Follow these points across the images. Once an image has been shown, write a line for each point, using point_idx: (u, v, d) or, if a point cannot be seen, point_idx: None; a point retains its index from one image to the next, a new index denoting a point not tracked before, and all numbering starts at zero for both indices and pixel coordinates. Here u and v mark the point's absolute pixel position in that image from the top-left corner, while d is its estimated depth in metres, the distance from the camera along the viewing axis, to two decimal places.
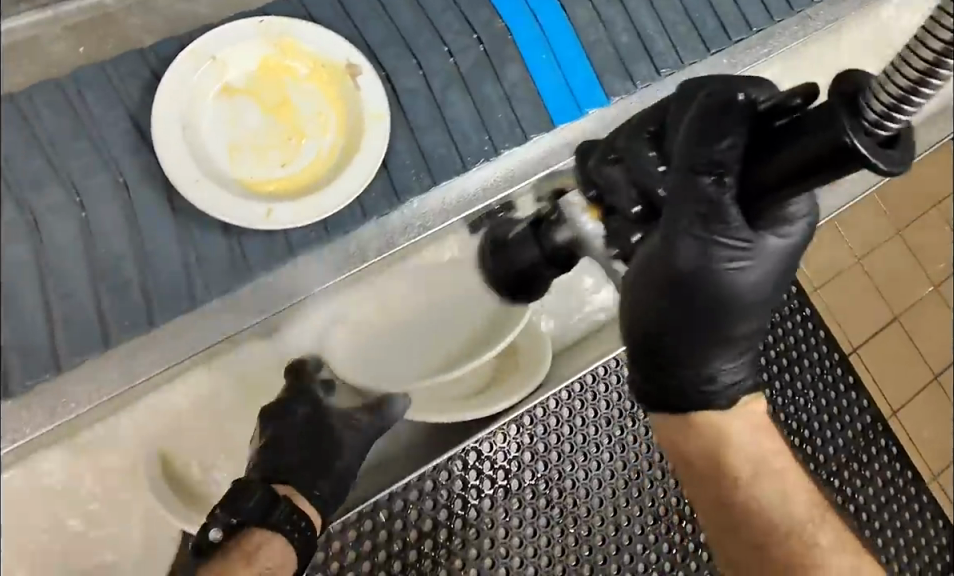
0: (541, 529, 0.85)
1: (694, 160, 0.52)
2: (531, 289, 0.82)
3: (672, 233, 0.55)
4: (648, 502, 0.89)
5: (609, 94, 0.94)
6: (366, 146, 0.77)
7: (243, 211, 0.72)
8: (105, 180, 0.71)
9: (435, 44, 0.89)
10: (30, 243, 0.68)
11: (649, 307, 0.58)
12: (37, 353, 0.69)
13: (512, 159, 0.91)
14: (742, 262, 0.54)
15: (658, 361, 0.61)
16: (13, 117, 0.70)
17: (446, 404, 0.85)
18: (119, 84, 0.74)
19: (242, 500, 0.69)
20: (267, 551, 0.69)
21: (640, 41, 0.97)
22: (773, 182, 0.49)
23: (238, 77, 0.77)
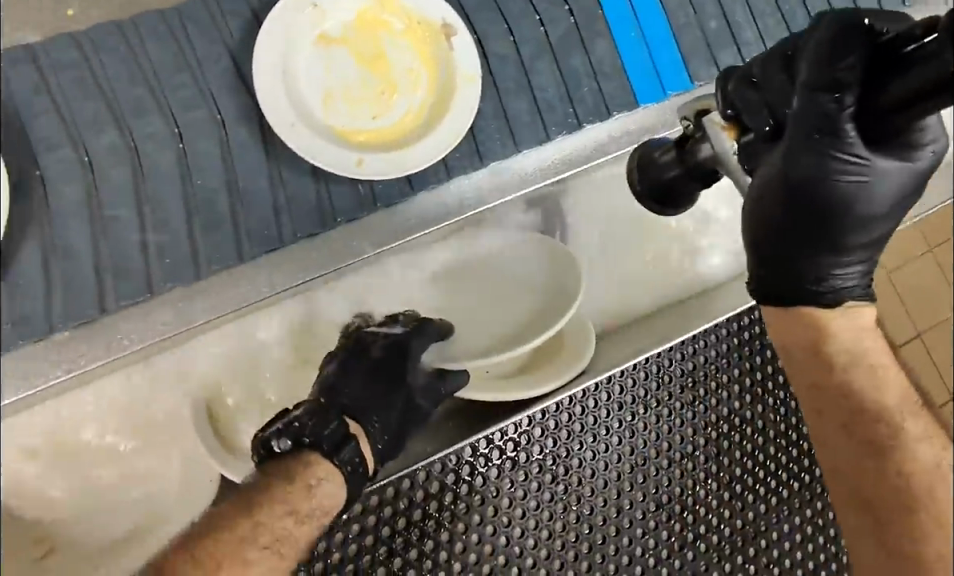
0: (545, 503, 0.79)
1: (815, 80, 0.51)
2: (677, 202, 0.79)
3: (790, 145, 0.55)
4: (653, 490, 0.82)
5: (694, 78, 0.94)
6: (456, 106, 0.77)
7: (335, 157, 0.73)
8: (203, 114, 0.73)
9: (528, 12, 0.89)
10: (131, 169, 0.70)
11: (767, 210, 0.58)
12: (131, 276, 0.70)
13: (572, 142, 0.90)
14: (858, 179, 0.53)
15: (772, 262, 0.60)
16: (121, 48, 0.71)
17: (485, 383, 0.78)
18: (221, 22, 0.74)
19: (319, 427, 0.67)
20: (326, 488, 0.65)
21: (728, 27, 0.96)
22: (889, 105, 0.48)
23: (335, 26, 0.77)
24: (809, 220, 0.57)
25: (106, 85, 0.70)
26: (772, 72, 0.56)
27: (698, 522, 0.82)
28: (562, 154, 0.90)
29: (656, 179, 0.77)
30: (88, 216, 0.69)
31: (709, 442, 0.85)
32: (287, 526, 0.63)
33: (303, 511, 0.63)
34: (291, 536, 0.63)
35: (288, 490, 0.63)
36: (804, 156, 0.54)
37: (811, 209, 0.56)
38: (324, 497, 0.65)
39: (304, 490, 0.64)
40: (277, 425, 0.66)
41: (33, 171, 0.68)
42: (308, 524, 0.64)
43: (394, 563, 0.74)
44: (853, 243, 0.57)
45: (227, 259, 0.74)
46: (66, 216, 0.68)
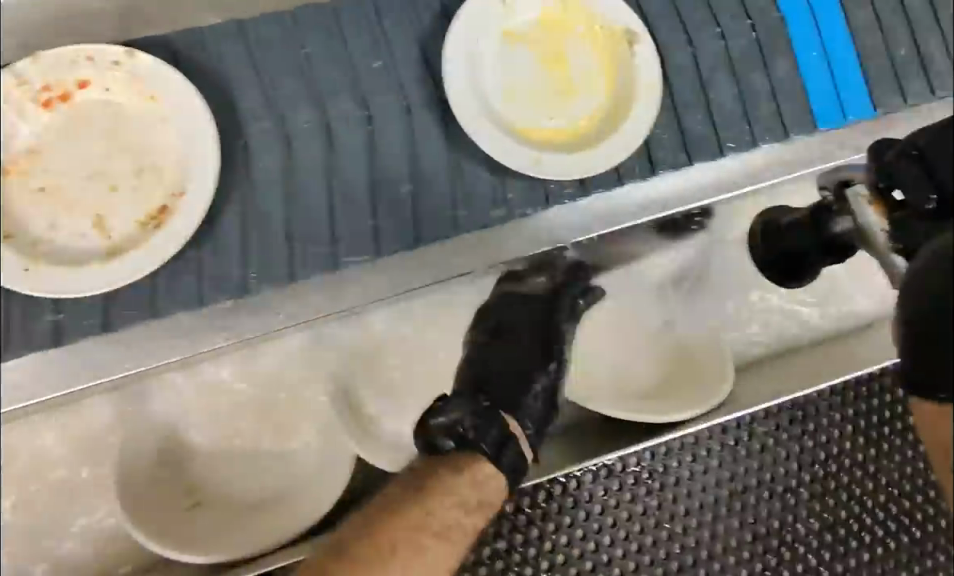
0: (636, 516, 0.76)
1: None
2: (801, 273, 0.81)
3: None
4: (750, 520, 0.77)
5: (878, 106, 0.90)
6: (633, 112, 0.78)
7: (513, 153, 0.75)
8: (392, 99, 0.76)
9: (710, 26, 0.88)
10: (324, 147, 0.75)
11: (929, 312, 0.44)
12: (317, 248, 0.74)
13: (721, 167, 0.88)
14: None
15: (932, 351, 0.45)
16: (326, 32, 0.76)
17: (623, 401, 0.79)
18: (418, 14, 0.78)
19: (489, 426, 0.66)
20: (492, 485, 0.65)
21: (919, 56, 0.92)
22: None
23: (521, 25, 0.79)
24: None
25: (307, 66, 0.75)
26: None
27: (793, 561, 0.76)
28: (731, 176, 0.88)
29: (790, 248, 0.79)
30: (282, 187, 0.74)
31: (815, 480, 0.78)
32: (457, 516, 0.63)
33: (472, 502, 0.63)
34: (459, 526, 0.63)
35: (458, 489, 0.63)
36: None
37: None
38: (491, 492, 0.65)
39: (472, 485, 0.64)
40: (438, 428, 0.65)
41: (238, 140, 0.73)
42: (475, 515, 0.64)
43: (484, 552, 0.74)
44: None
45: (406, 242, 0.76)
46: (264, 186, 0.74)
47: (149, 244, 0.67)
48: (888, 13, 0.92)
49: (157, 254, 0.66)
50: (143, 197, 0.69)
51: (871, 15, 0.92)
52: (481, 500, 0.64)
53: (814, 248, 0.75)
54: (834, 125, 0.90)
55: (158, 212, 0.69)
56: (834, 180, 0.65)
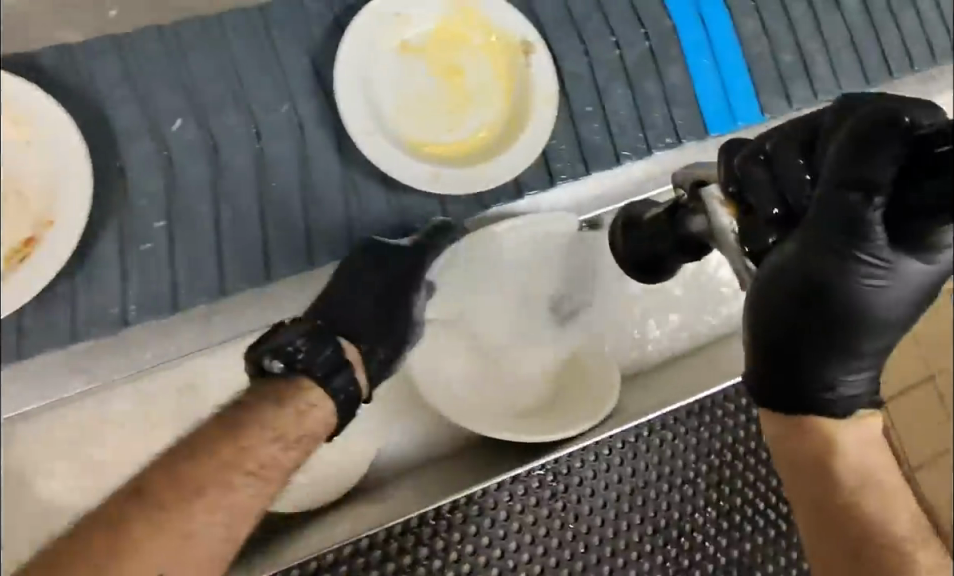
0: (541, 519, 0.72)
1: (844, 177, 0.47)
2: (659, 272, 0.75)
3: (811, 242, 0.49)
4: (651, 513, 0.74)
5: (764, 110, 0.92)
6: (530, 126, 0.77)
7: (410, 170, 0.73)
8: (284, 115, 0.72)
9: (605, 34, 0.88)
10: (210, 165, 0.70)
11: (780, 315, 0.52)
12: (204, 274, 0.70)
13: (604, 177, 0.89)
14: (877, 281, 0.49)
15: (778, 363, 0.53)
16: (206, 43, 0.71)
17: (495, 415, 0.78)
18: (307, 25, 0.73)
19: (319, 349, 0.66)
20: (318, 414, 0.65)
21: (802, 63, 0.94)
22: (926, 206, 0.44)
23: (416, 37, 0.76)
24: (831, 321, 0.51)
25: (189, 80, 0.70)
26: (786, 151, 0.52)
27: (694, 551, 0.74)
28: (629, 182, 0.90)
29: (644, 249, 0.73)
30: (164, 209, 0.69)
31: (712, 469, 0.77)
32: (275, 453, 0.62)
33: (292, 436, 0.63)
34: (276, 462, 0.62)
35: (280, 416, 0.63)
36: (828, 258, 0.49)
37: (830, 306, 0.50)
38: (316, 423, 0.65)
39: (297, 416, 0.63)
40: (271, 343, 0.65)
41: (115, 162, 0.68)
42: (297, 449, 0.64)
43: (387, 569, 0.69)
44: (869, 349, 0.52)
45: (300, 262, 0.73)
46: (143, 209, 0.69)
47: (18, 280, 0.62)
48: (773, 20, 0.94)
49: (27, 289, 0.62)
50: (8, 227, 0.63)
51: (758, 22, 0.93)
52: (305, 433, 0.64)
53: (668, 248, 0.70)
54: (722, 134, 0.91)
55: (26, 244, 0.63)
56: (691, 179, 0.62)
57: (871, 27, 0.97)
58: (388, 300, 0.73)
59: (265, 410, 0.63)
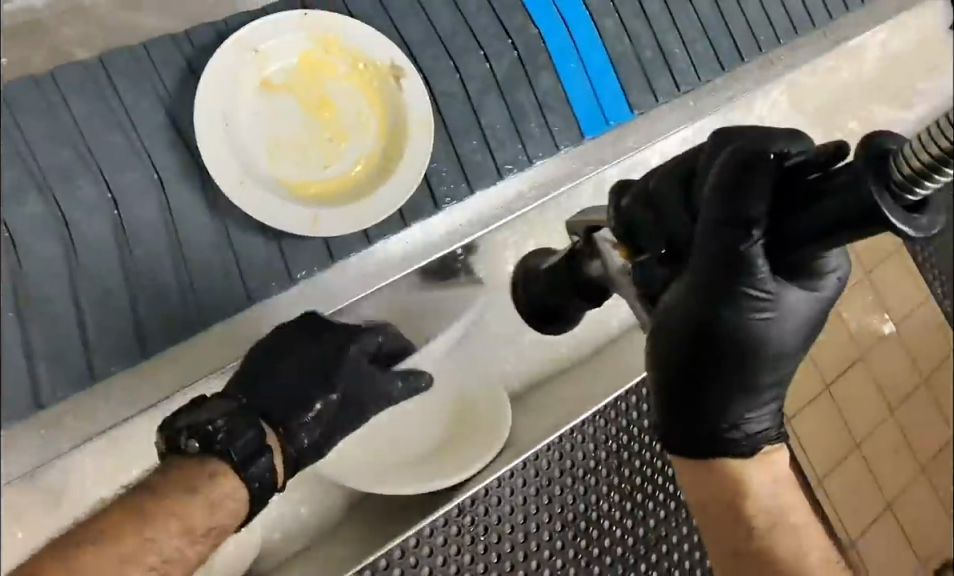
0: (452, 538, 0.75)
1: (721, 212, 0.48)
2: (561, 319, 0.83)
3: (701, 284, 0.51)
4: (558, 510, 0.80)
5: (633, 107, 0.92)
6: (408, 153, 0.72)
7: (288, 215, 0.67)
8: (142, 176, 0.64)
9: (472, 48, 0.85)
10: (60, 240, 0.61)
11: (676, 358, 0.54)
12: (71, 362, 0.61)
13: (487, 197, 0.84)
14: (766, 316, 0.51)
15: (682, 404, 0.56)
16: (37, 101, 0.62)
17: (410, 475, 0.78)
18: (152, 70, 0.66)
19: (239, 428, 0.59)
20: (227, 504, 0.58)
21: (662, 57, 0.94)
22: (804, 234, 0.46)
23: (278, 72, 0.71)
24: (725, 360, 0.53)
25: (26, 149, 0.61)
26: (666, 189, 0.54)
27: (601, 536, 0.81)
28: (504, 201, 0.85)
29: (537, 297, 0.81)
30: (14, 301, 0.59)
31: (610, 455, 0.84)
32: (178, 547, 0.56)
33: (197, 530, 0.57)
34: (181, 557, 0.56)
35: (188, 505, 0.56)
36: (718, 300, 0.50)
37: (723, 345, 0.52)
38: (225, 515, 0.58)
39: (205, 509, 0.57)
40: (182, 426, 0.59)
41: None
42: (199, 545, 0.57)
43: None
44: (766, 381, 0.55)
45: (181, 334, 0.65)
46: None
47: None
48: (632, 18, 0.92)
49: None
50: None
51: (618, 21, 0.91)
52: (213, 525, 0.58)
53: (561, 300, 0.79)
54: (597, 137, 0.90)
55: None
56: (583, 225, 0.68)
57: (722, 15, 0.98)
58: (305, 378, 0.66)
59: (170, 499, 0.56)
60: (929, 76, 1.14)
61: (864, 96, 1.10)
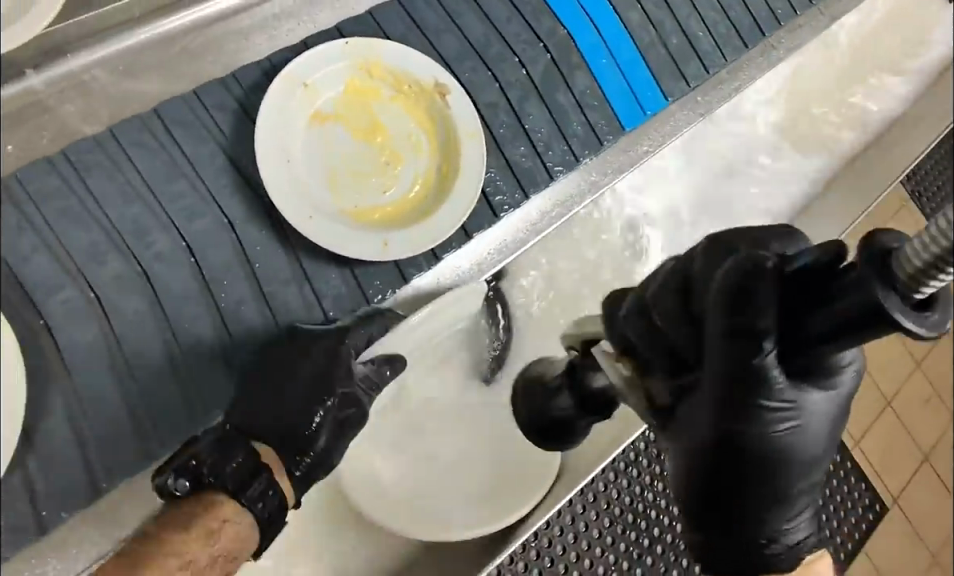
0: (519, 554, 0.76)
1: (730, 323, 0.44)
2: (566, 438, 0.70)
3: (714, 404, 0.47)
4: (605, 506, 0.82)
5: (667, 95, 0.91)
6: (465, 167, 0.72)
7: (358, 242, 0.66)
8: (212, 221, 0.63)
9: (506, 56, 0.84)
10: (145, 295, 0.60)
11: (702, 471, 0.49)
12: (174, 414, 0.61)
13: (513, 219, 0.81)
14: (789, 420, 0.47)
15: (716, 521, 0.50)
16: (103, 162, 0.62)
17: (449, 519, 0.75)
18: (207, 119, 0.66)
19: (223, 467, 0.58)
20: (230, 531, 0.57)
21: (688, 42, 0.93)
22: (819, 340, 0.43)
23: (327, 103, 0.70)
24: (750, 473, 0.48)
25: (98, 209, 0.60)
26: (662, 299, 0.50)
27: (650, 526, 0.84)
28: (529, 222, 0.82)
29: (542, 411, 0.69)
30: (109, 359, 0.58)
31: (649, 445, 0.86)
32: None
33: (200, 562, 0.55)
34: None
35: (185, 539, 0.55)
36: (735, 415, 0.46)
37: (748, 457, 0.48)
38: (229, 541, 0.57)
39: (201, 540, 0.55)
40: (178, 461, 0.58)
41: (36, 321, 0.55)
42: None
43: None
44: (797, 486, 0.50)
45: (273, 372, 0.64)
46: (86, 366, 0.57)
47: None
48: (654, 7, 0.92)
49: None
50: None
51: (641, 12, 0.91)
52: (218, 552, 0.56)
53: (570, 408, 0.66)
54: (639, 129, 0.89)
55: None
56: (581, 337, 0.61)
57: None
58: (320, 386, 0.65)
59: (172, 528, 0.56)
60: (927, 31, 1.15)
61: (871, 63, 1.10)
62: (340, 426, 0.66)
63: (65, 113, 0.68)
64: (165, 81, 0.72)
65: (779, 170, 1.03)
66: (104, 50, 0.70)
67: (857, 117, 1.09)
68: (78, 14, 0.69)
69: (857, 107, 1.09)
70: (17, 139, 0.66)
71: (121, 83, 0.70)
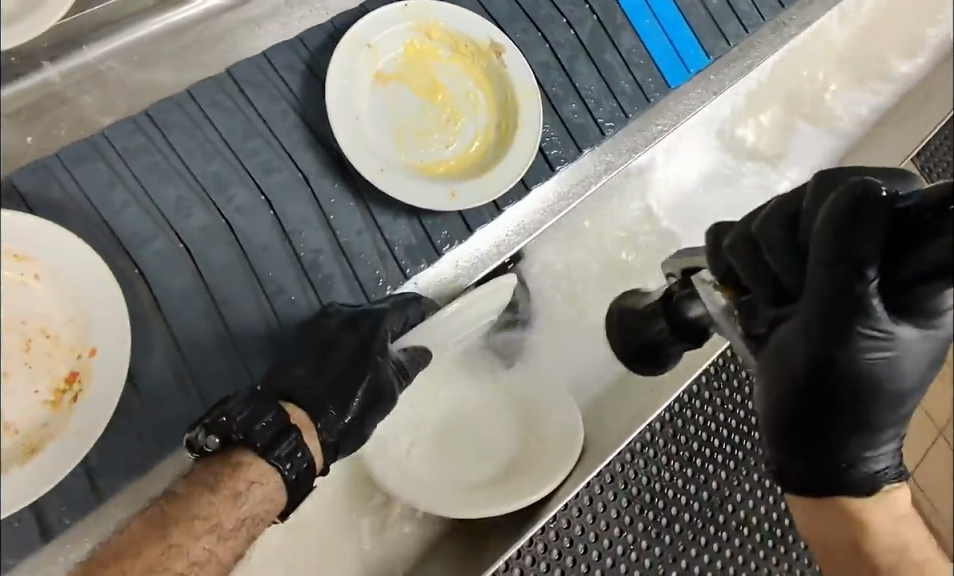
0: (552, 543, 0.69)
1: (839, 252, 0.43)
2: (657, 361, 0.73)
3: (813, 326, 0.46)
4: (622, 485, 0.73)
5: (710, 53, 0.91)
6: (524, 122, 0.74)
7: (428, 193, 0.69)
8: (288, 175, 0.66)
9: (555, 17, 0.85)
10: (230, 245, 0.63)
11: (791, 391, 0.49)
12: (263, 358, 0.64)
13: (534, 201, 0.79)
14: (881, 354, 0.46)
15: (802, 441, 0.50)
16: (183, 120, 0.64)
17: (469, 498, 0.67)
18: (278, 78, 0.68)
19: (255, 421, 0.56)
20: (257, 493, 0.56)
21: (727, 3, 0.94)
22: (916, 276, 0.42)
23: (389, 62, 0.72)
24: (840, 397, 0.48)
25: (182, 165, 0.62)
26: (771, 224, 0.48)
27: (668, 505, 0.74)
28: (546, 204, 0.80)
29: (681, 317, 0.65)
30: (203, 306, 0.61)
31: (666, 425, 0.77)
32: (209, 546, 0.53)
33: (226, 526, 0.54)
34: (214, 557, 0.54)
35: (212, 502, 0.54)
36: (830, 340, 0.46)
37: (841, 384, 0.47)
38: (256, 503, 0.56)
39: (230, 501, 0.55)
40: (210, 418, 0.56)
41: (131, 269, 0.59)
42: (234, 541, 0.55)
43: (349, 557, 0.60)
44: (887, 413, 0.49)
45: None
46: (180, 314, 0.60)
47: (77, 425, 0.52)
48: None
49: (96, 421, 0.52)
50: (41, 371, 0.52)
51: None
52: (245, 516, 0.55)
53: (667, 332, 0.68)
54: (684, 86, 0.90)
55: (69, 381, 0.53)
56: (679, 267, 0.62)
57: None
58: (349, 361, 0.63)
59: (198, 496, 0.55)
60: None
61: (900, 23, 1.11)
62: (370, 402, 0.63)
63: (83, 105, 0.64)
64: (175, 68, 0.68)
65: (811, 124, 1.03)
66: (118, 41, 0.68)
67: (891, 70, 1.08)
68: (90, 5, 0.66)
69: (887, 61, 1.09)
70: (36, 130, 0.62)
71: (136, 74, 0.67)
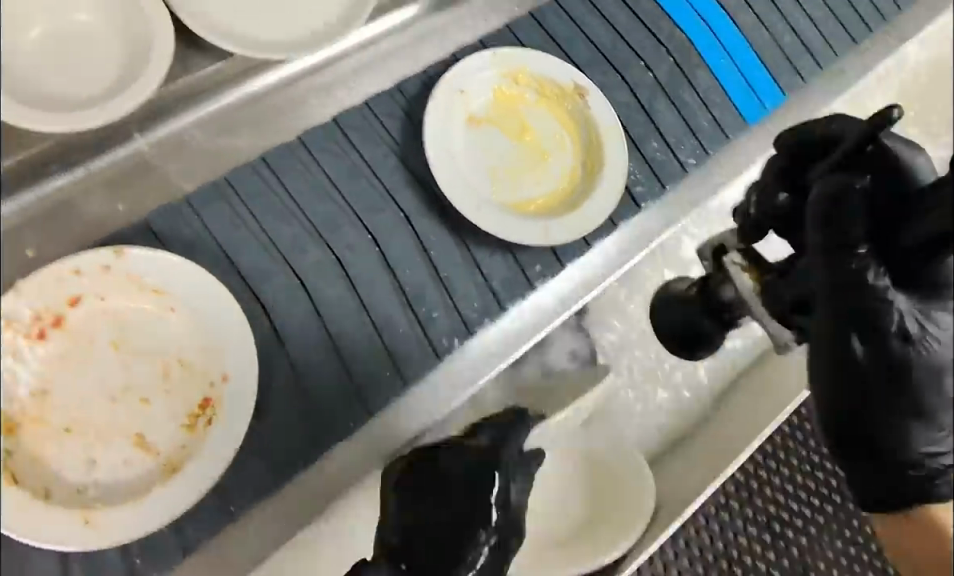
0: None
1: (833, 238, 0.48)
2: (704, 345, 0.78)
3: (834, 315, 0.49)
4: (694, 553, 0.76)
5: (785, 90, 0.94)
6: (609, 160, 0.77)
7: (521, 228, 0.72)
8: (391, 215, 0.71)
9: (633, 60, 0.88)
10: (340, 279, 0.68)
11: (826, 393, 0.51)
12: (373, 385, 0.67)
13: (597, 256, 0.78)
14: (904, 334, 0.49)
15: (853, 437, 0.52)
16: (293, 165, 0.70)
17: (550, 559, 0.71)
18: (380, 124, 0.74)
19: None
20: None
21: (801, 41, 0.95)
22: (918, 244, 0.47)
23: (480, 106, 0.77)
24: (871, 388, 0.50)
25: (296, 205, 0.68)
26: (771, 187, 0.55)
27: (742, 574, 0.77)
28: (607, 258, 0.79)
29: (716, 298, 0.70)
30: (319, 335, 0.66)
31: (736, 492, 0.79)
32: None
33: None
34: None
35: None
36: (850, 328, 0.49)
37: (870, 374, 0.50)
38: None
39: None
40: None
41: (255, 303, 0.65)
42: None
43: None
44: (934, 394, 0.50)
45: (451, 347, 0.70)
46: (296, 342, 0.65)
47: (209, 447, 0.56)
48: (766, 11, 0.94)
49: (227, 445, 0.56)
50: (178, 397, 0.58)
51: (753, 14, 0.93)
52: None
53: (705, 317, 0.74)
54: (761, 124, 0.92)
55: (203, 407, 0.58)
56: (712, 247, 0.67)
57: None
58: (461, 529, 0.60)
59: None
60: None
61: None
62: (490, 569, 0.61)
63: (168, 172, 0.68)
64: (255, 137, 0.71)
65: None
66: (196, 114, 0.70)
67: None
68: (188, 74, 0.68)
69: None
70: (130, 196, 0.66)
71: (216, 141, 0.70)
